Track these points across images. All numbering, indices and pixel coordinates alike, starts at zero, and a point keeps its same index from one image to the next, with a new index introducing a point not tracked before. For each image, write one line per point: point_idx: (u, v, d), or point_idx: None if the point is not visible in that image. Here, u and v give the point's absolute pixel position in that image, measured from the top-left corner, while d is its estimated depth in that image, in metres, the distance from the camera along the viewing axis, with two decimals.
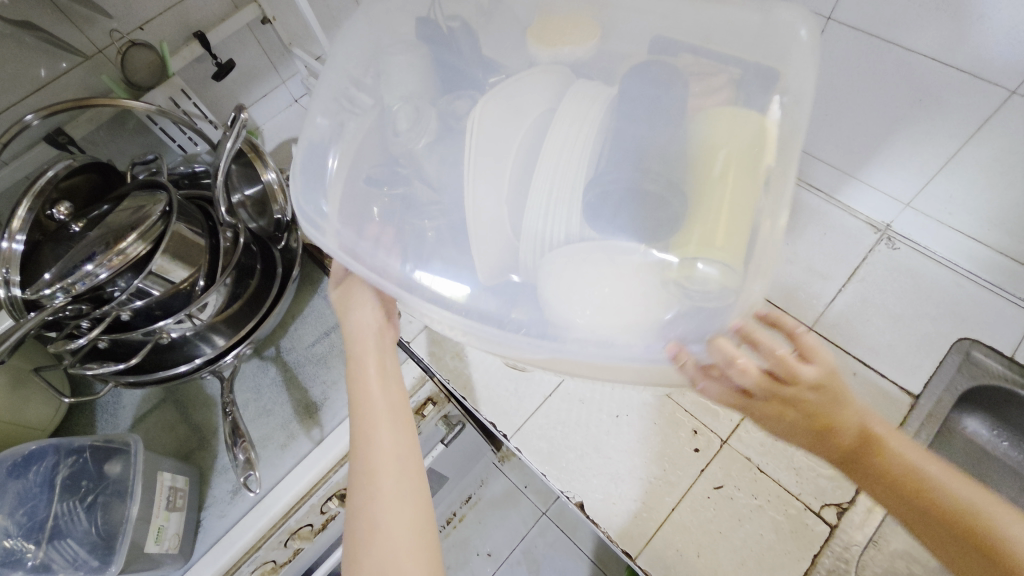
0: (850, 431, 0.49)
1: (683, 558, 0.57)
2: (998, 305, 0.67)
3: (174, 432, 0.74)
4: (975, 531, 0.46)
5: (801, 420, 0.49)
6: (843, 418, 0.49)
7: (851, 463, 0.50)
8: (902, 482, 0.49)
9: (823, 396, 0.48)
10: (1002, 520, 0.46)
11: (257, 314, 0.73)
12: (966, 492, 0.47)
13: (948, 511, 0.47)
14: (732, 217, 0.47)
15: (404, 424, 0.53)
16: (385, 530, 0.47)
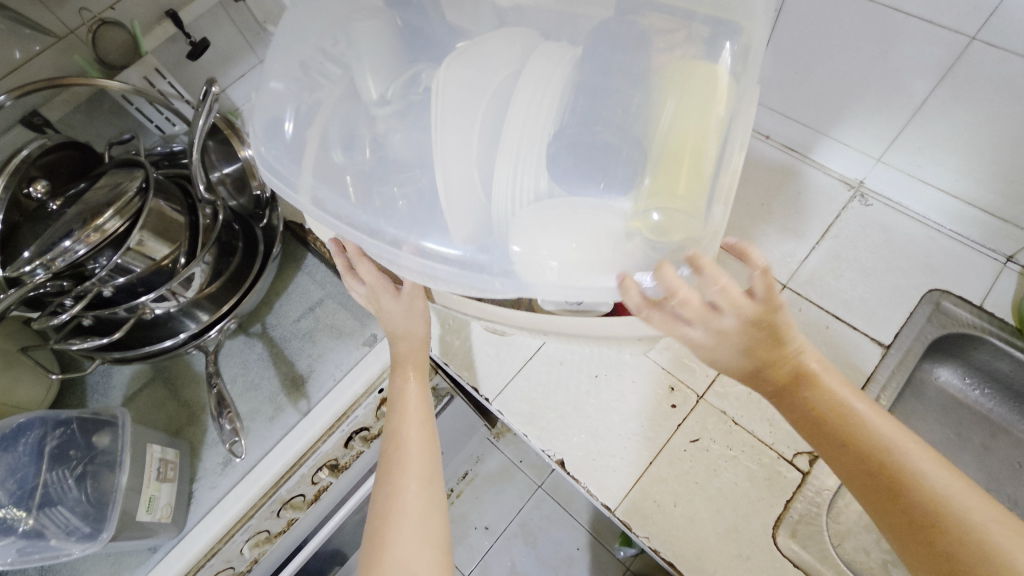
0: (794, 377, 0.46)
1: (661, 508, 0.59)
2: (967, 256, 0.69)
3: (164, 408, 0.75)
4: (904, 490, 0.41)
5: (739, 360, 0.46)
6: (782, 361, 0.46)
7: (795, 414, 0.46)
8: (833, 427, 0.44)
9: (767, 338, 0.45)
10: (929, 473, 0.41)
11: (239, 291, 0.74)
12: (905, 450, 0.42)
13: (876, 466, 0.42)
14: (693, 168, 0.48)
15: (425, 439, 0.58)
16: (400, 481, 0.54)
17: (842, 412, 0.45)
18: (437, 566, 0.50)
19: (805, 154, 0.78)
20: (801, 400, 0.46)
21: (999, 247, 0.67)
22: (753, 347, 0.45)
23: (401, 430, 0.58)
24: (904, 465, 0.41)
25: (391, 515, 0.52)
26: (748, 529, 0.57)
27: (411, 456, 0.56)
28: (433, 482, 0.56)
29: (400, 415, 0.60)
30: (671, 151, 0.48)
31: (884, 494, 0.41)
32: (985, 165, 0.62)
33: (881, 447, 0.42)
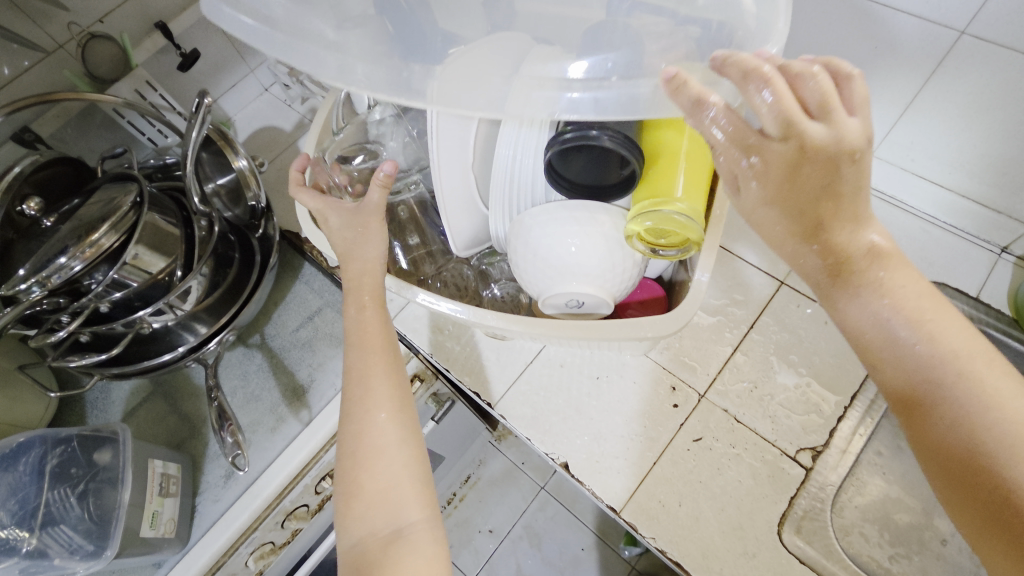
0: (861, 257, 0.40)
1: (666, 508, 0.59)
2: (962, 249, 0.69)
3: (164, 423, 0.75)
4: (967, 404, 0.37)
5: (806, 209, 0.38)
6: (854, 237, 0.40)
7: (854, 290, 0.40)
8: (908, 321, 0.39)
9: (849, 196, 0.38)
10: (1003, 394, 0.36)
11: (237, 302, 0.74)
12: (977, 363, 0.38)
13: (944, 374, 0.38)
14: (691, 172, 0.48)
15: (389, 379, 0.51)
16: (368, 418, 0.48)
17: (911, 305, 0.40)
18: (420, 500, 0.47)
19: None
20: (869, 277, 0.40)
21: (994, 238, 0.68)
22: (830, 200, 0.38)
23: (363, 362, 0.51)
24: (974, 379, 0.37)
25: (361, 456, 0.47)
26: (753, 527, 0.58)
27: (378, 390, 0.50)
28: (407, 408, 0.50)
29: (360, 345, 0.52)
30: (669, 155, 0.48)
31: (944, 401, 0.37)
32: (978, 156, 0.62)
33: (955, 352, 0.38)
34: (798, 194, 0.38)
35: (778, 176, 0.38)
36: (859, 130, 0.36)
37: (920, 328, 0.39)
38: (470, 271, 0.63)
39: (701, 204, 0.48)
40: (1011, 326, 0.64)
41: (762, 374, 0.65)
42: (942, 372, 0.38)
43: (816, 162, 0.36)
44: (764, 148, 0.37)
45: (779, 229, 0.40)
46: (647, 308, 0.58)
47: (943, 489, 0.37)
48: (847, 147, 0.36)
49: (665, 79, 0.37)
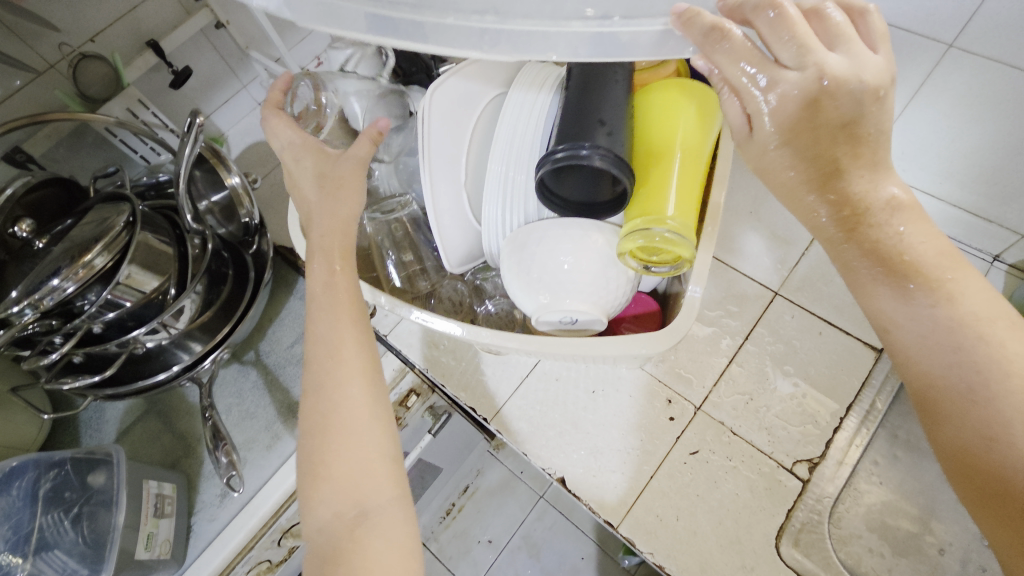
0: (880, 211, 0.39)
1: (663, 522, 0.59)
2: None
3: (160, 441, 0.75)
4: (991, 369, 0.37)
5: (823, 149, 0.37)
6: (875, 186, 0.39)
7: (870, 243, 0.40)
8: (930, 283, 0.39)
9: (870, 139, 0.37)
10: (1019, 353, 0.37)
11: (231, 319, 0.74)
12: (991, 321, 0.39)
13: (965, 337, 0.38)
14: (682, 191, 0.48)
15: (360, 364, 0.49)
16: (338, 396, 0.48)
17: (928, 263, 0.39)
18: (389, 481, 0.47)
19: None
20: (885, 230, 0.39)
21: (986, 246, 0.68)
22: (850, 140, 0.37)
23: (332, 331, 0.49)
24: (991, 342, 0.38)
25: (329, 434, 0.47)
26: (751, 540, 0.58)
27: (347, 368, 0.49)
28: (378, 387, 0.49)
29: (332, 312, 0.50)
30: (659, 174, 0.48)
31: (961, 364, 0.38)
32: (968, 167, 0.62)
33: (972, 313, 0.39)
34: (818, 129, 0.37)
35: (798, 109, 0.36)
36: (878, 66, 0.36)
37: (940, 288, 0.39)
38: (464, 287, 0.63)
39: (693, 222, 0.48)
40: None
41: (758, 386, 0.65)
42: (958, 336, 0.38)
43: (837, 94, 0.35)
44: (781, 80, 0.36)
45: (792, 175, 0.39)
46: (642, 323, 0.57)
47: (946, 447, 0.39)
48: (868, 79, 0.35)
49: (676, 14, 0.37)
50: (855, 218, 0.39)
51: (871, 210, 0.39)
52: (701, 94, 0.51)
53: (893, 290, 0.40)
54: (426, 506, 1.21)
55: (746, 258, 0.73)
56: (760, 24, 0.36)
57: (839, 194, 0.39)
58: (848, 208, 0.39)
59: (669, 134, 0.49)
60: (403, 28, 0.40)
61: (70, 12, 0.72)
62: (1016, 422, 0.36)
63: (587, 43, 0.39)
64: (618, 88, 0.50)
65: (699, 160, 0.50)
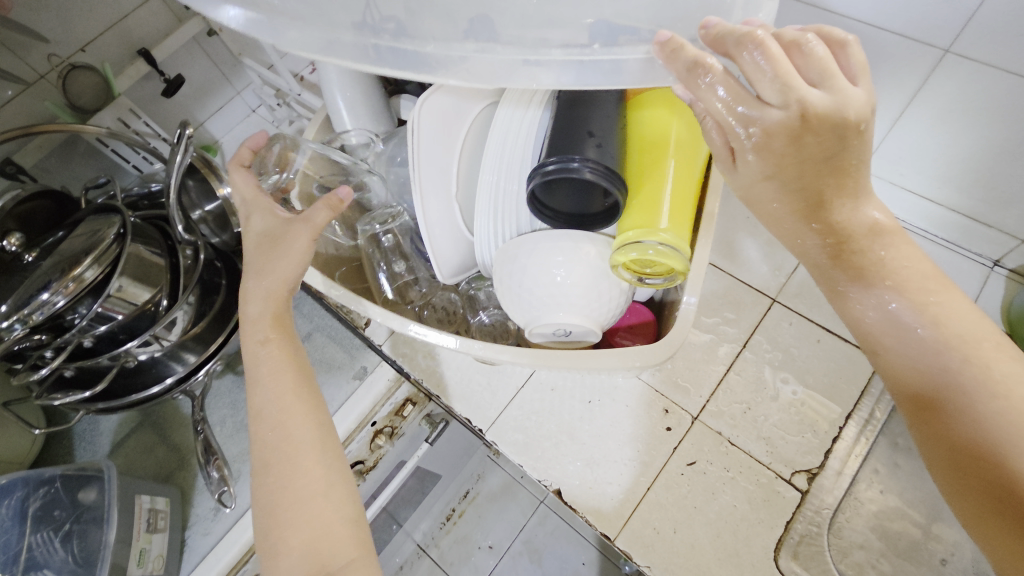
0: (864, 237, 0.40)
1: (660, 535, 0.58)
2: (954, 262, 0.68)
3: (153, 453, 0.74)
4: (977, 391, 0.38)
5: (807, 182, 0.37)
6: (855, 214, 0.39)
7: (855, 271, 0.40)
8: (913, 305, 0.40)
9: (854, 170, 0.37)
10: (1006, 373, 0.38)
11: (225, 330, 0.73)
12: (977, 341, 0.39)
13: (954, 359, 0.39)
14: (676, 202, 0.47)
15: (308, 424, 0.50)
16: (291, 460, 0.48)
17: (911, 287, 0.40)
18: (350, 539, 0.46)
19: None
20: (869, 258, 0.40)
21: (987, 251, 0.67)
22: (834, 173, 0.37)
23: (277, 402, 0.50)
24: (978, 362, 0.38)
25: (284, 501, 0.47)
26: (749, 553, 0.57)
27: (293, 437, 0.49)
28: (329, 446, 0.50)
29: (270, 385, 0.51)
30: (652, 183, 0.48)
31: (947, 388, 0.39)
32: (966, 172, 0.62)
33: (957, 333, 0.39)
34: (803, 164, 0.36)
35: (783, 143, 0.35)
36: (861, 99, 0.35)
37: (924, 312, 0.40)
38: (457, 298, 0.62)
39: (687, 233, 0.47)
40: None
41: (756, 395, 0.65)
42: (945, 358, 0.39)
43: (820, 130, 0.34)
44: (763, 117, 0.35)
45: (777, 207, 0.40)
46: (637, 334, 0.57)
47: (942, 473, 0.39)
48: (852, 115, 0.34)
49: (659, 44, 0.36)
50: (840, 246, 0.40)
51: (856, 238, 0.40)
52: (689, 112, 0.50)
53: (878, 316, 0.41)
54: (425, 513, 1.20)
55: (743, 264, 0.73)
56: (743, 60, 0.34)
57: (824, 223, 0.40)
58: (834, 237, 0.40)
59: (662, 146, 0.49)
60: (385, 55, 0.40)
61: (59, 22, 0.71)
62: (1006, 443, 0.36)
63: (569, 70, 0.39)
64: (610, 98, 0.49)
65: (693, 170, 0.49)
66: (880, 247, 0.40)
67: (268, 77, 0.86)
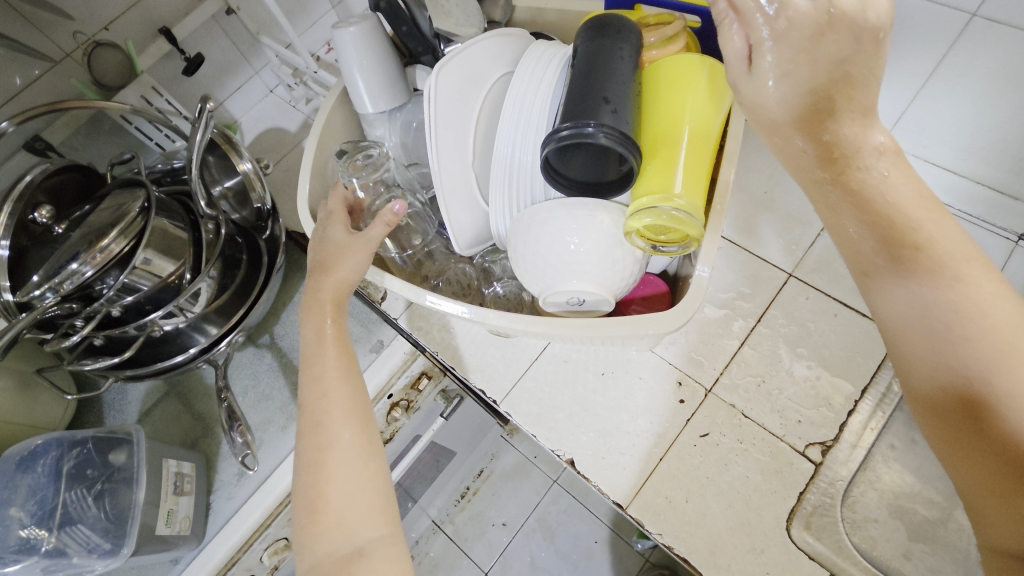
0: (869, 154, 0.40)
1: (672, 504, 0.59)
2: (976, 237, 0.67)
3: (179, 422, 0.76)
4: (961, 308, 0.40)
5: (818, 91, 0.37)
6: (863, 131, 0.39)
7: (854, 194, 0.40)
8: (903, 225, 0.41)
9: (865, 80, 0.37)
10: (988, 295, 0.40)
11: (246, 303, 0.75)
12: (963, 263, 0.40)
13: (947, 277, 0.40)
14: (691, 169, 0.47)
15: (348, 407, 0.52)
16: (330, 436, 0.50)
17: (910, 211, 0.41)
18: (381, 517, 0.49)
19: None
20: (868, 181, 0.40)
21: (1011, 226, 0.66)
22: (846, 78, 0.37)
23: (323, 374, 0.53)
24: (965, 283, 0.40)
25: (319, 472, 0.49)
26: (761, 523, 0.57)
27: (336, 408, 0.51)
28: (368, 428, 0.52)
29: (319, 360, 0.54)
30: (667, 152, 0.48)
31: (933, 308, 0.40)
32: (993, 142, 0.60)
33: (949, 255, 0.40)
34: (816, 63, 0.36)
35: (805, 37, 0.35)
36: (885, 6, 0.35)
37: (919, 233, 0.40)
38: (472, 270, 0.63)
39: (702, 198, 0.47)
40: None
41: (770, 368, 0.65)
42: (936, 279, 0.40)
43: (841, 30, 0.35)
44: (787, 7, 0.36)
45: (782, 115, 0.39)
46: (652, 304, 0.57)
47: (923, 389, 0.42)
48: (872, 18, 0.35)
49: None
50: (835, 161, 0.39)
51: (856, 158, 0.40)
52: (707, 73, 0.49)
53: (880, 238, 0.41)
54: (440, 489, 1.22)
55: (760, 239, 0.72)
56: None
57: (829, 136, 0.39)
58: (832, 147, 0.39)
59: (676, 112, 0.49)
60: None
61: (84, 2, 0.72)
62: (989, 361, 0.39)
63: None
64: (625, 63, 0.49)
65: (709, 137, 0.49)
66: (880, 165, 0.40)
67: (286, 56, 0.86)
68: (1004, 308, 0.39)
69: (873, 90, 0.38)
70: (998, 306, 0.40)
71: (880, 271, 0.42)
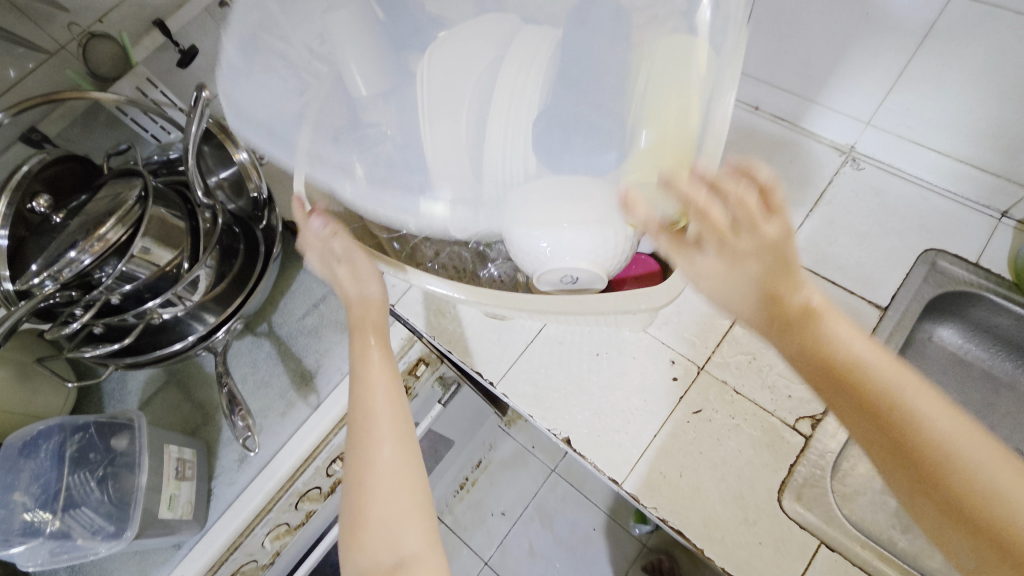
0: (801, 313, 0.42)
1: (667, 479, 0.60)
2: (960, 215, 0.69)
3: (179, 410, 0.77)
4: (917, 443, 0.36)
5: (760, 275, 0.43)
6: (789, 292, 0.43)
7: (806, 344, 0.41)
8: (838, 368, 0.39)
9: (785, 258, 0.43)
10: (956, 433, 0.35)
11: (243, 291, 0.76)
12: (907, 390, 0.37)
13: (889, 410, 0.37)
14: (679, 149, 0.49)
15: (393, 423, 0.54)
16: (372, 451, 0.52)
17: (869, 360, 0.39)
18: (422, 527, 0.51)
19: (796, 125, 0.78)
20: (814, 329, 0.41)
21: (994, 203, 0.67)
22: (773, 263, 0.43)
23: (365, 392, 0.55)
24: (932, 421, 0.36)
25: (364, 486, 0.51)
26: (754, 496, 0.58)
27: (380, 424, 0.54)
28: (409, 443, 0.54)
29: (364, 378, 0.56)
30: (657, 132, 0.49)
31: (898, 433, 0.36)
32: (975, 121, 0.62)
33: (907, 391, 0.37)
34: (748, 276, 0.44)
35: (722, 270, 0.44)
36: (778, 230, 0.44)
37: (874, 370, 0.38)
38: (467, 253, 0.63)
39: (689, 176, 0.49)
40: (1013, 292, 0.64)
41: (761, 346, 0.66)
42: (892, 408, 0.37)
43: (748, 249, 0.43)
44: (696, 259, 0.45)
45: (728, 285, 0.44)
46: (643, 280, 0.58)
47: (942, 531, 0.35)
48: (770, 237, 0.43)
49: (623, 197, 0.45)
50: (788, 324, 0.42)
51: (809, 338, 0.41)
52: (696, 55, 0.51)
53: (841, 381, 0.39)
54: (439, 479, 1.24)
55: None
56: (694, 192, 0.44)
57: (765, 291, 0.43)
58: (788, 317, 0.42)
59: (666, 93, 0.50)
60: None
61: None
62: (981, 492, 0.33)
63: None
64: None
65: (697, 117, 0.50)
66: (821, 321, 0.41)
67: None
68: (981, 449, 0.34)
69: (792, 263, 0.43)
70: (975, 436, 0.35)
71: (854, 418, 0.39)
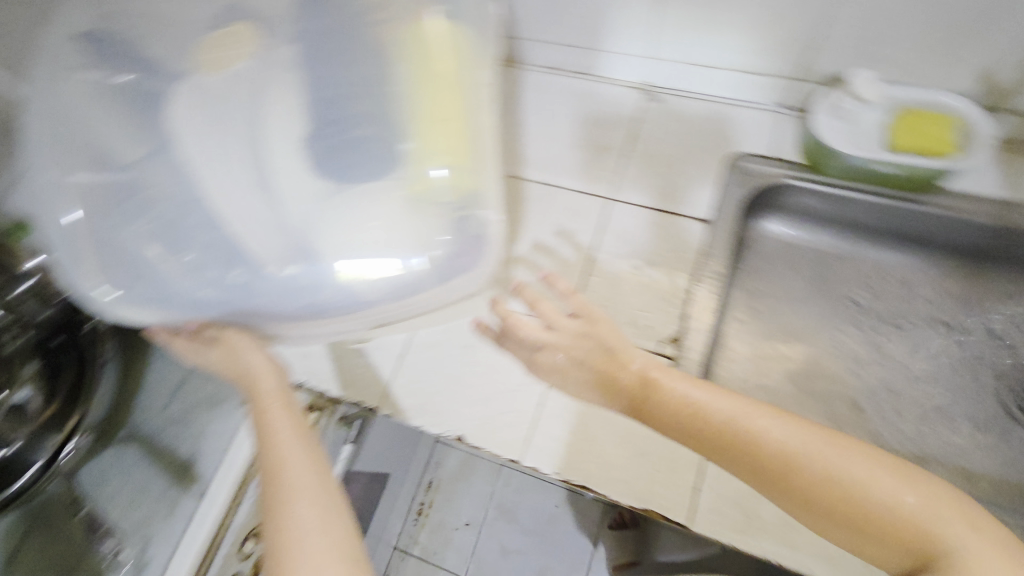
0: (632, 372, 0.52)
1: (561, 442, 0.61)
2: (749, 117, 0.75)
3: (49, 552, 0.69)
4: (753, 446, 0.43)
5: (585, 356, 0.55)
6: (624, 362, 0.53)
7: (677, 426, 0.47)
8: (687, 412, 0.47)
9: (616, 351, 0.54)
10: (768, 428, 0.43)
11: (83, 402, 0.69)
12: (742, 414, 0.45)
13: (734, 433, 0.44)
14: (452, 130, 0.52)
15: (316, 484, 0.46)
16: (290, 514, 0.44)
17: (723, 408, 0.45)
18: None
19: (592, 75, 0.81)
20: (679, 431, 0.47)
21: (773, 99, 0.74)
22: (604, 371, 0.54)
23: (278, 455, 0.48)
24: (759, 432, 0.43)
25: (285, 561, 0.42)
26: (641, 429, 0.61)
27: (297, 483, 0.46)
28: (334, 501, 0.46)
29: (272, 444, 0.49)
30: (427, 122, 0.53)
31: (750, 452, 0.43)
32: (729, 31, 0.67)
33: (723, 413, 0.45)
34: (584, 367, 0.55)
35: (563, 341, 0.57)
36: (578, 307, 0.58)
37: (705, 405, 0.46)
38: None
39: (467, 151, 0.52)
40: (806, 172, 0.70)
41: (614, 288, 0.68)
42: (739, 434, 0.44)
43: (572, 342, 0.56)
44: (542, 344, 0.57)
45: (578, 384, 0.56)
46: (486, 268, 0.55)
47: (823, 527, 0.42)
48: (579, 325, 0.57)
49: (476, 326, 0.63)
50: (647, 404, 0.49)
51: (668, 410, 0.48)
52: (451, 41, 0.54)
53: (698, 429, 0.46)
54: (386, 517, 1.19)
55: (574, 176, 0.76)
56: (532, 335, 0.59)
57: (618, 399, 0.52)
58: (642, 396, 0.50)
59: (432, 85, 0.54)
60: None
61: None
62: (817, 468, 0.41)
63: None
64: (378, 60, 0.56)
65: (464, 96, 0.53)
66: (635, 363, 0.52)
67: None
68: (790, 436, 0.43)
69: (608, 330, 0.55)
70: (801, 432, 0.43)
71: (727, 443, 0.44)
